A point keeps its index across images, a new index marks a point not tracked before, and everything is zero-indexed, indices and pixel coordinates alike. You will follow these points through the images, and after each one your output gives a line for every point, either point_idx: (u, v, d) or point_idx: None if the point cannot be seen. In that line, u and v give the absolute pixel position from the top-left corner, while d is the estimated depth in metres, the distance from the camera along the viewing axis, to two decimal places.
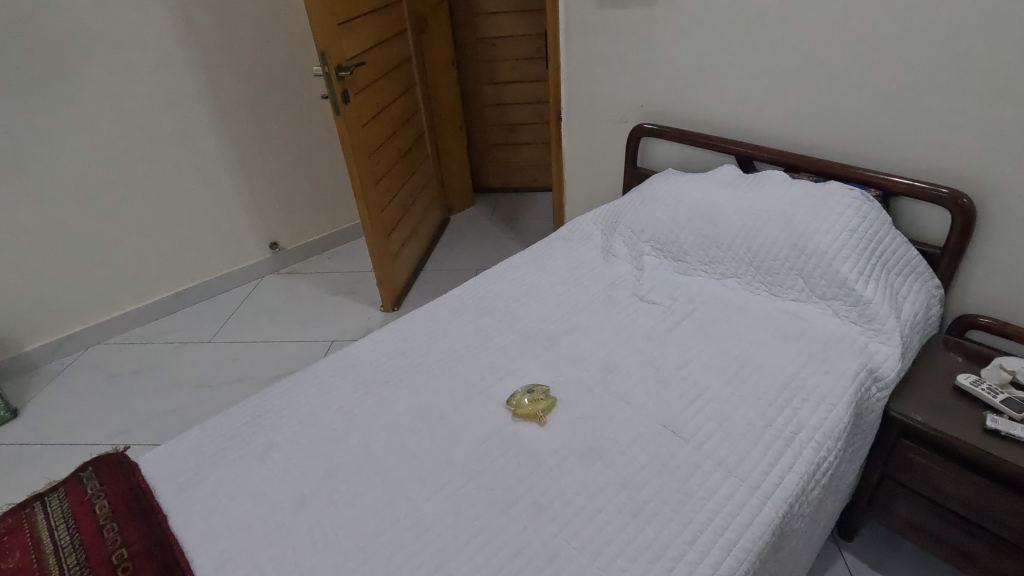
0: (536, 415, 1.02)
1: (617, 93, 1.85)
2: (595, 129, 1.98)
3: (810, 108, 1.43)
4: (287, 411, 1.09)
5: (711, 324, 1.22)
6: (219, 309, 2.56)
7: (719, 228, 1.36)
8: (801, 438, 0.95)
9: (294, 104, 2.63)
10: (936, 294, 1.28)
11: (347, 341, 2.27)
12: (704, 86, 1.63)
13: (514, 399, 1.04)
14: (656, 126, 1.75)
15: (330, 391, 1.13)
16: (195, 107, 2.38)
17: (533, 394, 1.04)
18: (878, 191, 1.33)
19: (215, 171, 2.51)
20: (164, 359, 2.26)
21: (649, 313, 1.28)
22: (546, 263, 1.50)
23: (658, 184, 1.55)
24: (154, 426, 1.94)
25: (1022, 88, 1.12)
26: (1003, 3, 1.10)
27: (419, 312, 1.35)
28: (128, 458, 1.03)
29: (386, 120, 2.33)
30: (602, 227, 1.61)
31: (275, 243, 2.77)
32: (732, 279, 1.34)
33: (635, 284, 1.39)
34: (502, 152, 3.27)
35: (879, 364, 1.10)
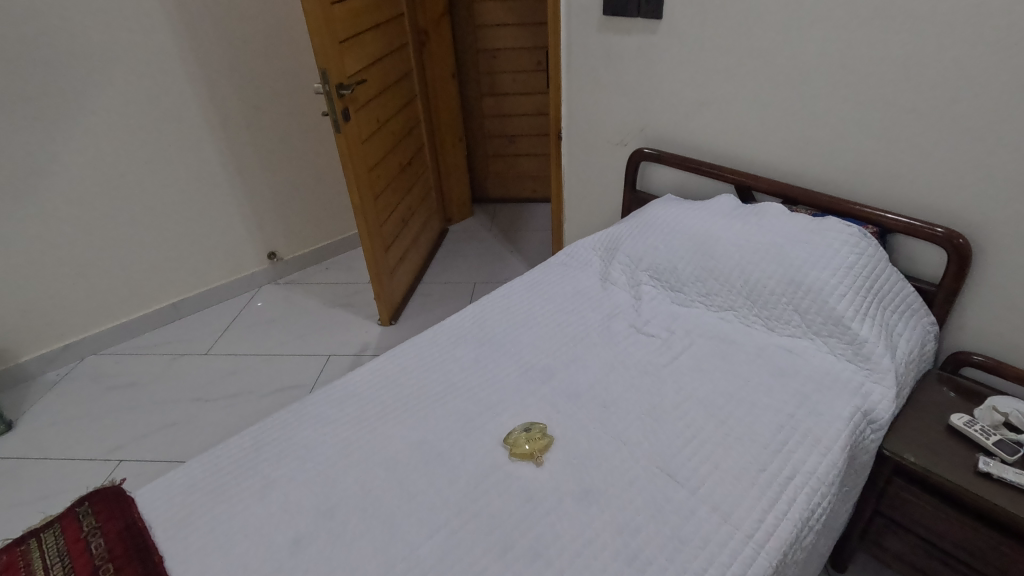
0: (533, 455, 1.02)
1: (618, 116, 1.86)
2: (595, 151, 1.99)
3: (809, 141, 1.44)
4: (285, 445, 1.09)
5: (708, 359, 1.23)
6: (217, 319, 2.55)
7: (717, 260, 1.36)
8: (796, 483, 0.96)
9: (293, 116, 2.63)
10: (931, 331, 1.29)
11: (344, 356, 2.27)
12: (704, 114, 1.63)
13: (511, 438, 1.04)
14: (656, 151, 1.76)
15: (328, 424, 1.13)
16: (195, 119, 2.37)
17: (530, 433, 1.05)
18: (875, 227, 1.34)
19: (214, 182, 2.51)
20: (161, 371, 2.25)
21: (647, 346, 1.28)
22: (545, 290, 1.51)
23: (657, 212, 1.55)
24: (150, 442, 1.93)
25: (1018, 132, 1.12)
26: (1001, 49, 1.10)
27: (418, 339, 1.36)
28: (125, 493, 1.04)
29: (386, 134, 2.33)
30: (600, 253, 1.61)
31: (273, 253, 2.76)
32: (729, 312, 1.35)
33: (633, 314, 1.40)
34: (502, 163, 3.27)
35: (873, 405, 1.11)
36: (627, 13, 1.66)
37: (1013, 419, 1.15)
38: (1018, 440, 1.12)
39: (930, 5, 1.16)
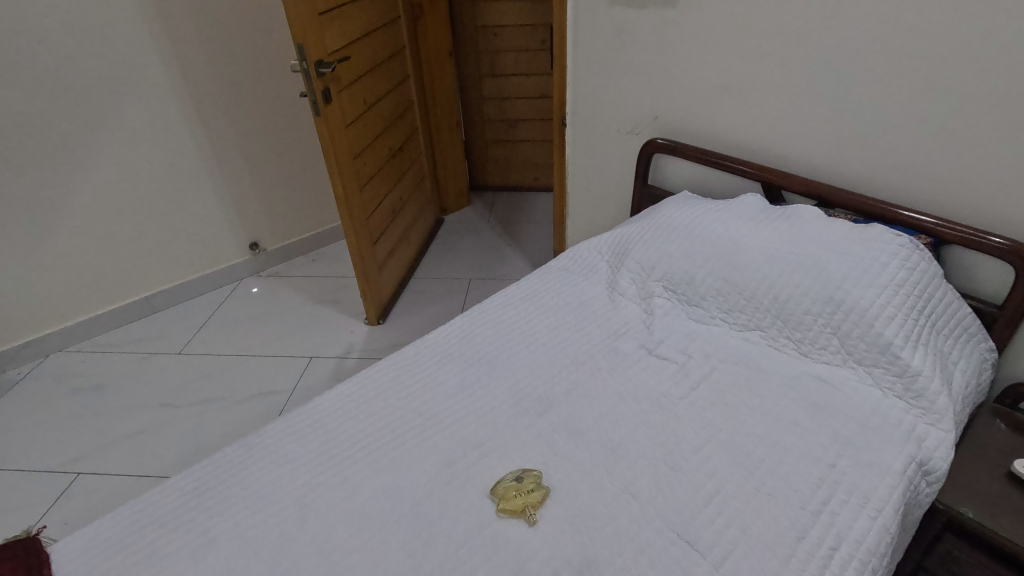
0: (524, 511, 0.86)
1: (629, 102, 1.66)
2: (602, 140, 1.79)
3: (849, 134, 1.25)
4: (233, 490, 0.93)
5: (731, 391, 1.06)
6: (194, 315, 2.38)
7: (742, 273, 1.18)
8: (841, 556, 0.80)
9: (276, 96, 2.43)
10: (989, 358, 1.11)
11: (328, 359, 2.11)
12: (727, 101, 1.44)
13: (499, 490, 0.88)
14: (671, 142, 1.56)
15: (287, 463, 0.97)
16: (165, 98, 2.18)
17: (521, 483, 0.88)
18: (927, 237, 1.16)
19: (189, 168, 2.32)
20: (130, 373, 2.09)
21: (660, 372, 1.11)
22: (543, 301, 1.33)
23: (672, 212, 1.37)
24: (113, 453, 1.78)
25: None
26: None
27: (398, 357, 1.19)
28: (36, 543, 0.89)
29: (374, 117, 2.13)
30: (606, 258, 1.44)
31: (255, 244, 2.58)
32: (754, 332, 1.17)
33: (644, 333, 1.22)
34: (502, 149, 3.07)
35: (928, 453, 0.94)
36: None
37: None
38: None
39: None
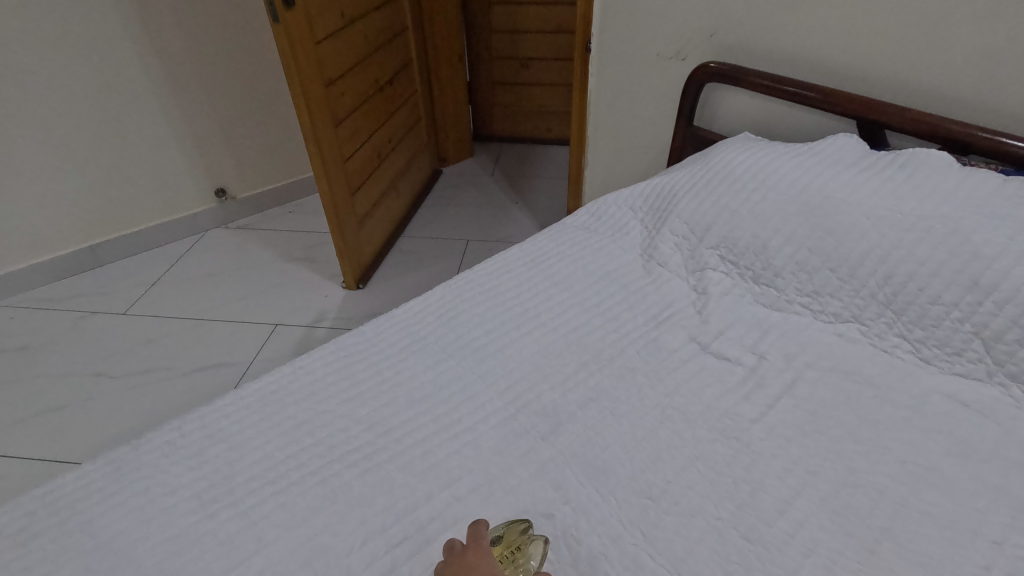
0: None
1: (674, 16, 1.28)
2: (635, 68, 1.42)
3: (999, 50, 0.87)
4: (76, 541, 0.61)
5: (826, 412, 0.73)
6: (147, 269, 2.06)
7: (841, 240, 0.84)
8: None
9: (244, 13, 2.04)
10: None
11: (295, 328, 1.78)
12: (814, 6, 1.05)
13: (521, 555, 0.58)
14: (730, 67, 1.19)
15: (164, 497, 0.65)
16: (104, 6, 1.79)
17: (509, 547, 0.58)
18: None
19: (139, 93, 1.95)
20: (62, 335, 1.77)
21: (721, 378, 0.78)
22: (555, 270, 0.99)
23: (734, 156, 1.00)
24: (27, 431, 1.48)
25: None
26: None
27: (348, 340, 0.86)
28: None
29: (356, 37, 1.75)
30: (640, 215, 1.08)
31: (221, 190, 2.23)
32: (851, 325, 0.83)
33: (694, 319, 0.89)
34: (510, 93, 2.68)
35: None
36: None
37: None
38: None
39: None
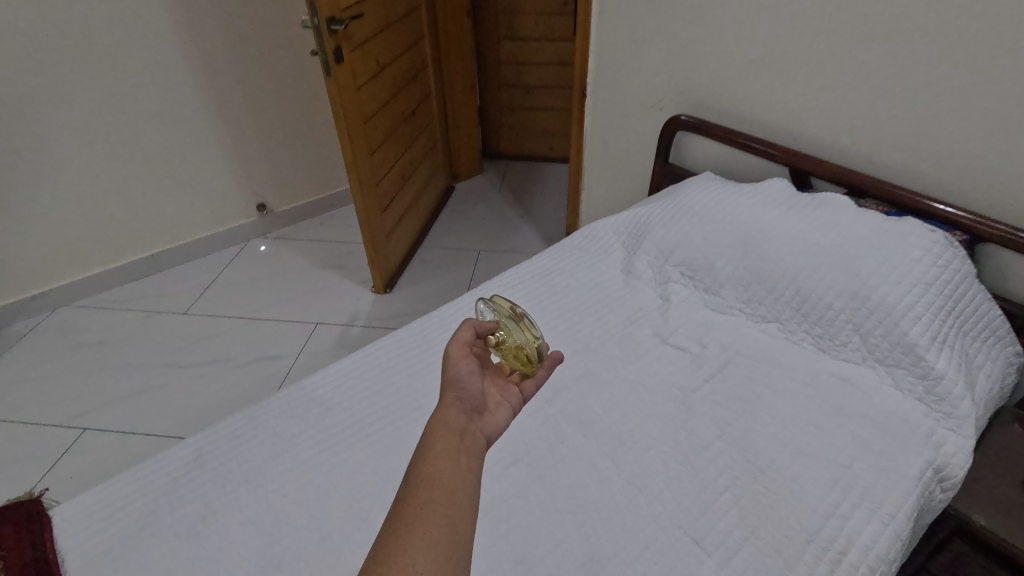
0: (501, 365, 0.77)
1: (654, 74, 1.58)
2: (623, 112, 1.72)
3: (886, 120, 1.17)
4: (235, 465, 0.91)
5: (747, 385, 1.03)
6: (200, 274, 2.36)
7: (765, 262, 1.13)
8: (851, 560, 0.79)
9: (286, 52, 2.35)
10: (1012, 362, 1.07)
11: (332, 326, 2.09)
12: (758, 77, 1.35)
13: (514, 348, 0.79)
14: (696, 119, 1.49)
15: (287, 438, 0.95)
16: (171, 50, 2.10)
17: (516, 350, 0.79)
18: (961, 233, 1.09)
19: (196, 123, 2.25)
20: (135, 330, 2.08)
21: (674, 361, 1.09)
22: (556, 281, 1.30)
23: (695, 195, 1.30)
24: (116, 410, 1.78)
25: None
26: None
27: (403, 333, 1.16)
28: (44, 510, 0.88)
29: (387, 78, 2.06)
30: (623, 239, 1.39)
31: (262, 205, 2.54)
32: (773, 324, 1.14)
33: (659, 320, 1.19)
34: (517, 117, 2.98)
35: (947, 459, 0.91)
36: None
37: None
38: None
39: None
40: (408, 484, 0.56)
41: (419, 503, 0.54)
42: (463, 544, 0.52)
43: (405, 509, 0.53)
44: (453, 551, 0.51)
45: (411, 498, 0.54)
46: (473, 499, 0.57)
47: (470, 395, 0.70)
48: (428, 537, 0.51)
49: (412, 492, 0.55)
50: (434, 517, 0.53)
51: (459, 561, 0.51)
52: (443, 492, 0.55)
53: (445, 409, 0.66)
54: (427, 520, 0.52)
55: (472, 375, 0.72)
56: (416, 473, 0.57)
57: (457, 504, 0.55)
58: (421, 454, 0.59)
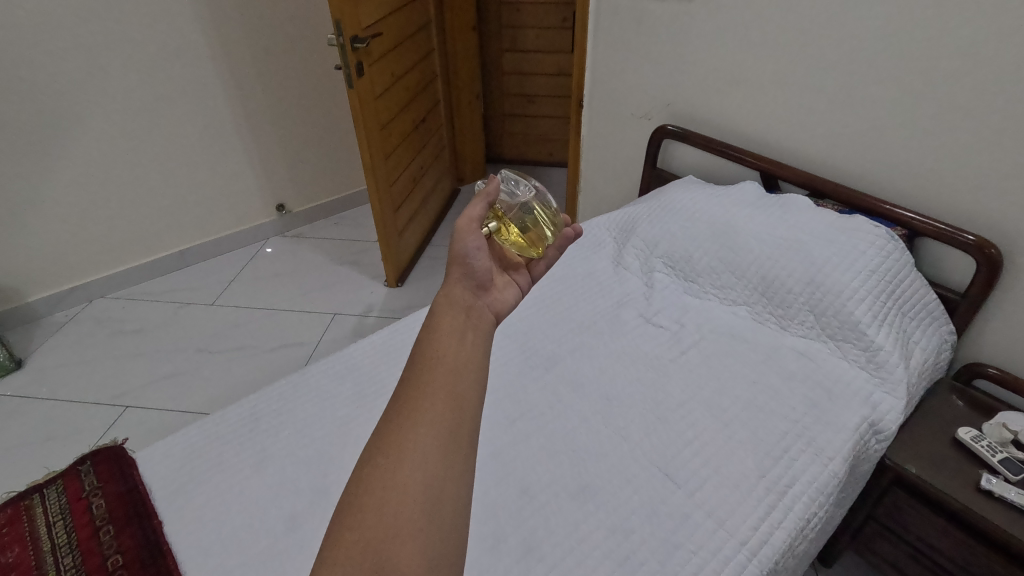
0: (524, 238, 0.82)
1: (643, 89, 1.76)
2: (616, 122, 1.90)
3: (838, 132, 1.35)
4: (285, 418, 1.09)
5: (716, 358, 1.22)
6: (224, 269, 2.54)
7: (734, 253, 1.31)
8: (794, 492, 0.96)
9: (305, 64, 2.53)
10: (949, 340, 1.24)
11: (349, 317, 2.26)
12: (733, 93, 1.54)
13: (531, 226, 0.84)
14: (679, 129, 1.68)
15: (327, 398, 1.13)
16: (201, 63, 2.27)
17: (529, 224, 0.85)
18: (903, 230, 1.27)
19: (223, 129, 2.43)
20: (167, 320, 2.26)
21: (656, 338, 1.27)
22: (555, 271, 1.49)
23: (677, 195, 1.48)
24: (155, 390, 1.95)
25: None
26: None
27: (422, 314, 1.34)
28: (127, 453, 1.05)
29: (400, 89, 2.24)
30: (614, 235, 1.57)
31: (281, 206, 2.72)
32: (742, 307, 1.31)
33: (644, 304, 1.37)
34: (518, 124, 3.16)
35: (881, 415, 1.08)
36: None
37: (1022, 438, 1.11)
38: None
39: None
40: (414, 364, 0.61)
41: (425, 382, 0.58)
42: (467, 417, 0.57)
43: (412, 387, 0.58)
44: (457, 424, 0.56)
45: (418, 378, 0.59)
46: (478, 376, 0.61)
47: (474, 271, 0.74)
48: (432, 415, 0.55)
49: (419, 371, 0.60)
50: (438, 395, 0.57)
51: (463, 436, 0.56)
52: (448, 371, 0.60)
53: (452, 290, 0.71)
54: (432, 398, 0.57)
55: (479, 252, 0.74)
56: (422, 353, 0.62)
57: (461, 383, 0.59)
58: (427, 334, 0.64)
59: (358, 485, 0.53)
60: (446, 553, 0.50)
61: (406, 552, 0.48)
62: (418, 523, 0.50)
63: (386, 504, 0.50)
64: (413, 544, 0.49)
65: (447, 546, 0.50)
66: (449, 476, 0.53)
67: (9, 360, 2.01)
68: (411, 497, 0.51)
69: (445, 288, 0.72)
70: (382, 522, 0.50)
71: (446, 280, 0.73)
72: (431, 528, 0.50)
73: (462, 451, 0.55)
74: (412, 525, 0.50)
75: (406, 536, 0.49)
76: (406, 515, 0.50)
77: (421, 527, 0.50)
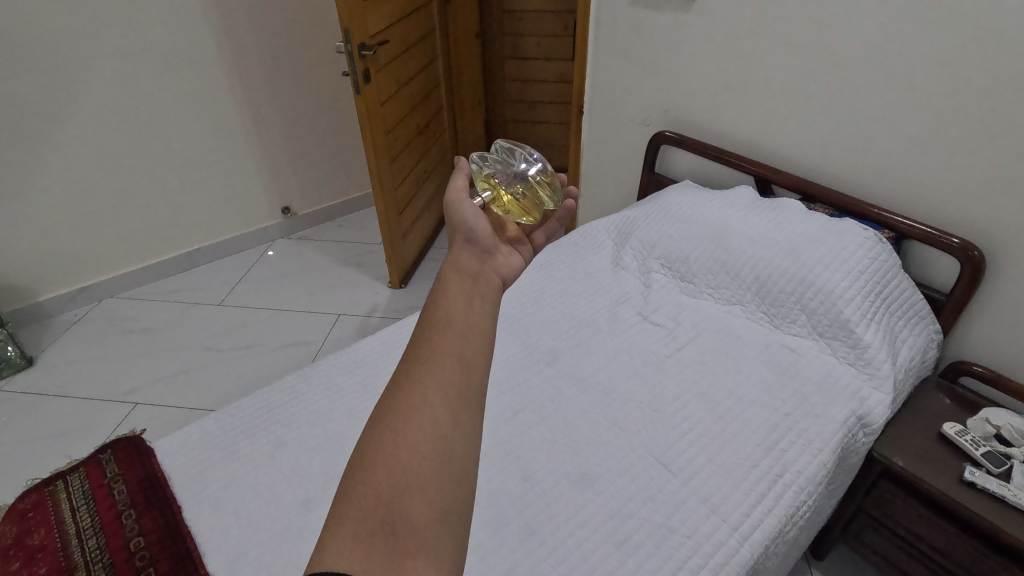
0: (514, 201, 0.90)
1: (642, 96, 1.82)
2: (615, 128, 1.96)
3: (828, 139, 1.41)
4: (297, 409, 1.14)
5: (711, 355, 1.27)
6: (231, 270, 2.59)
7: (729, 254, 1.36)
8: (785, 480, 1.01)
9: (312, 70, 2.59)
10: (935, 339, 1.28)
11: (354, 317, 2.31)
12: (728, 102, 1.59)
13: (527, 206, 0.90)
14: (676, 135, 1.74)
15: (338, 390, 1.18)
16: (212, 69, 2.33)
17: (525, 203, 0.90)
18: (891, 233, 1.32)
19: (232, 133, 2.49)
20: (175, 319, 2.30)
21: (653, 335, 1.33)
22: (556, 271, 1.55)
23: (675, 199, 1.54)
24: (164, 387, 2.00)
25: None
26: None
27: None
28: (145, 443, 1.10)
29: (405, 95, 2.29)
30: (613, 236, 1.63)
31: (287, 208, 2.78)
32: (736, 306, 1.36)
33: (641, 302, 1.42)
34: (520, 129, 3.22)
35: (868, 409, 1.13)
36: None
37: (1005, 432, 1.13)
38: (1006, 453, 1.11)
39: (982, 5, 1.09)
40: (423, 329, 0.63)
41: (433, 346, 0.60)
42: (475, 379, 0.59)
43: (420, 351, 0.60)
44: (465, 385, 0.58)
45: (426, 342, 0.61)
46: (485, 341, 0.63)
47: (477, 238, 0.77)
48: (441, 377, 0.57)
49: (427, 335, 0.62)
50: (446, 359, 0.59)
51: (471, 397, 0.57)
52: (456, 335, 0.61)
53: (459, 258, 0.74)
54: (440, 361, 0.59)
55: (478, 218, 0.78)
56: (430, 318, 0.64)
57: (468, 348, 0.61)
58: (435, 300, 0.66)
59: (370, 443, 0.54)
60: (455, 505, 0.52)
61: (417, 505, 0.51)
62: (428, 478, 0.52)
63: (396, 459, 0.52)
64: (423, 498, 0.51)
65: (455, 499, 0.52)
66: (457, 435, 0.55)
67: (21, 357, 2.05)
68: (421, 454, 0.53)
69: (451, 256, 0.75)
70: (393, 477, 0.52)
71: (452, 249, 0.76)
72: (441, 482, 0.52)
73: (470, 411, 0.57)
74: (422, 479, 0.52)
75: (417, 490, 0.51)
76: (416, 470, 0.52)
77: (431, 481, 0.52)
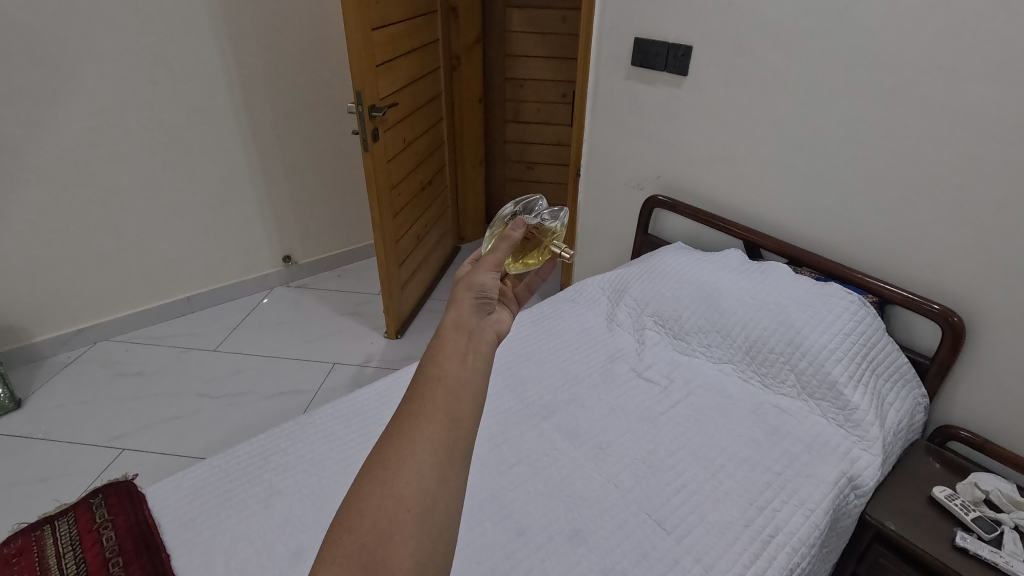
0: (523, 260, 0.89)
1: (636, 162, 1.92)
2: (611, 191, 2.05)
3: (812, 208, 1.49)
4: (293, 458, 1.14)
5: (704, 413, 1.29)
6: (229, 316, 2.61)
7: (720, 313, 1.41)
8: (777, 541, 1.01)
9: (322, 128, 2.72)
10: (921, 403, 1.31)
11: (349, 365, 2.32)
12: (718, 170, 1.69)
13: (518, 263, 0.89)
14: (669, 199, 1.82)
15: (335, 439, 1.18)
16: (227, 123, 2.45)
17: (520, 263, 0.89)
18: (875, 297, 1.38)
19: (240, 183, 2.57)
20: (170, 364, 2.30)
21: (647, 392, 1.35)
22: (553, 325, 1.59)
23: (667, 260, 1.60)
24: (153, 433, 1.97)
25: (1006, 227, 1.17)
26: (993, 149, 1.16)
27: None
28: (137, 489, 1.09)
29: (411, 153, 2.40)
30: (608, 294, 1.68)
31: (287, 257, 2.83)
32: (728, 365, 1.40)
33: (635, 359, 1.45)
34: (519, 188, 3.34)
35: (859, 471, 1.15)
36: (655, 66, 1.73)
37: (994, 497, 1.15)
38: (996, 518, 1.12)
39: (942, 92, 1.20)
40: (417, 382, 0.63)
41: (425, 401, 0.60)
42: (462, 435, 0.59)
43: (412, 405, 0.60)
44: (452, 441, 0.58)
45: (418, 396, 0.61)
46: (476, 398, 0.62)
47: (482, 295, 0.73)
48: (429, 434, 0.58)
49: (420, 390, 0.62)
50: (436, 414, 0.59)
51: (457, 452, 0.58)
52: (448, 391, 0.61)
53: (458, 311, 0.71)
54: (429, 415, 0.59)
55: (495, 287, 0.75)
56: (423, 373, 0.64)
57: (459, 404, 0.61)
58: (430, 355, 0.65)
59: (356, 492, 0.56)
60: (434, 559, 0.53)
61: (398, 555, 0.52)
62: (410, 530, 0.53)
63: (381, 509, 0.54)
64: (405, 548, 0.52)
65: (434, 554, 0.53)
66: (442, 491, 0.56)
67: (10, 400, 2.04)
68: (405, 507, 0.54)
69: (451, 310, 0.71)
70: (377, 528, 0.53)
71: (453, 301, 0.72)
72: (421, 534, 0.53)
73: (455, 467, 0.57)
74: (404, 531, 0.53)
75: (399, 540, 0.53)
76: (399, 523, 0.53)
77: (413, 532, 0.53)
